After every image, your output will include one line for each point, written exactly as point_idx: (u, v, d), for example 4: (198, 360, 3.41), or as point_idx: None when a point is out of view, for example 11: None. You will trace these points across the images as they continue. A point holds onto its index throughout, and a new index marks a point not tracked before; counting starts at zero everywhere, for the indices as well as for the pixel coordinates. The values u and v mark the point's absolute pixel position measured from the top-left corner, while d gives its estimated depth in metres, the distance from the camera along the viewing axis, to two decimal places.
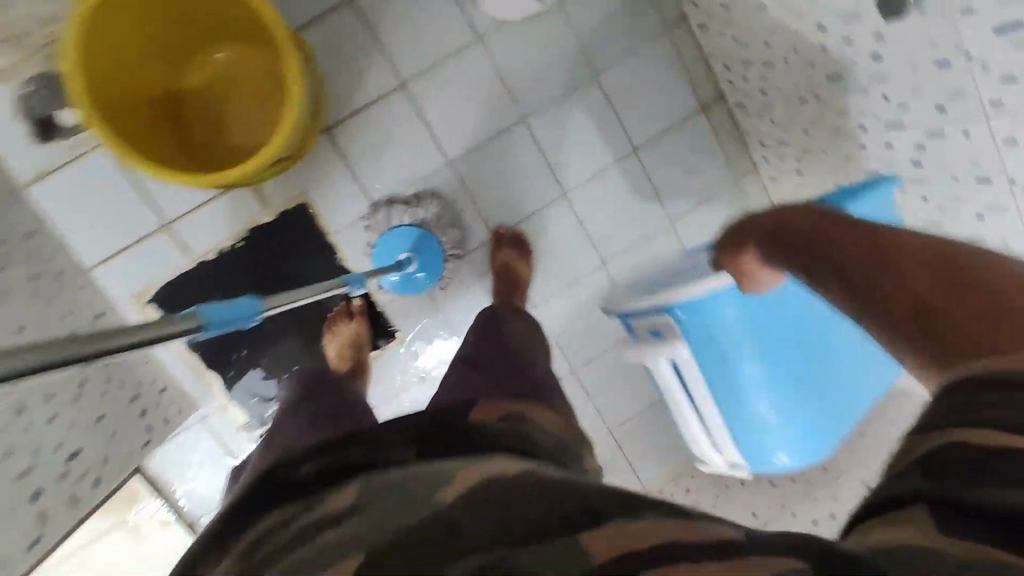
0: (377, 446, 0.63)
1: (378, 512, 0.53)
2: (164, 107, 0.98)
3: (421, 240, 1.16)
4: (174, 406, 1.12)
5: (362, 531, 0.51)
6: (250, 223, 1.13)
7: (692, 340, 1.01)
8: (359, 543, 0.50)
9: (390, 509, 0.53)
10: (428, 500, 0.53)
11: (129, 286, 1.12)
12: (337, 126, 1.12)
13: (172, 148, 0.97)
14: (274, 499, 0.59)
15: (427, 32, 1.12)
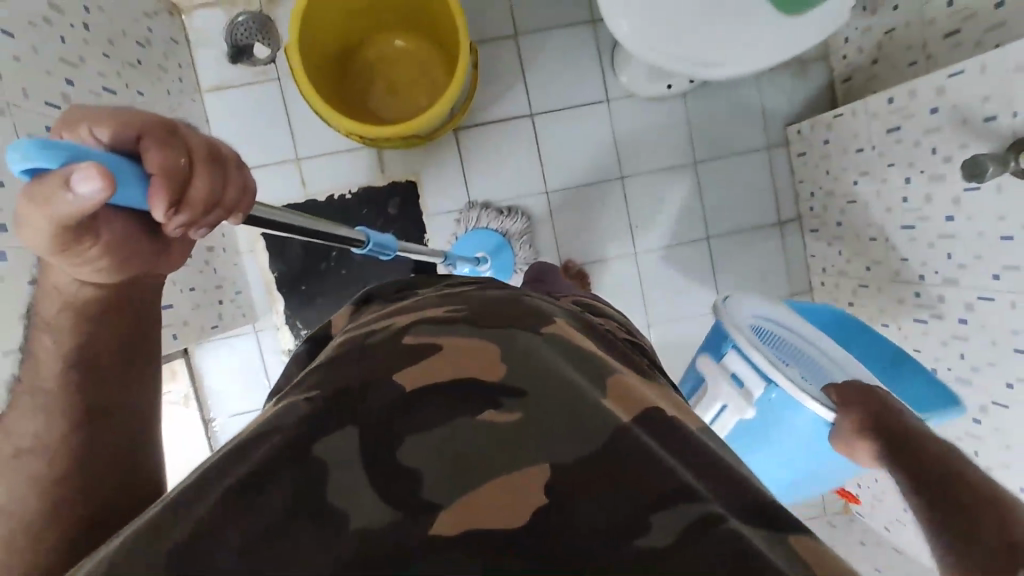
0: (512, 323, 0.53)
1: (555, 404, 0.42)
2: (346, 68, 1.19)
3: (499, 246, 1.28)
4: (241, 310, 1.24)
5: (548, 430, 0.40)
6: (364, 182, 1.28)
7: (757, 414, 0.90)
8: (555, 428, 0.40)
9: (572, 397, 0.43)
10: (600, 400, 0.43)
11: None
12: (464, 130, 1.29)
13: (340, 100, 1.17)
14: (419, 354, 0.47)
15: (565, 80, 1.29)
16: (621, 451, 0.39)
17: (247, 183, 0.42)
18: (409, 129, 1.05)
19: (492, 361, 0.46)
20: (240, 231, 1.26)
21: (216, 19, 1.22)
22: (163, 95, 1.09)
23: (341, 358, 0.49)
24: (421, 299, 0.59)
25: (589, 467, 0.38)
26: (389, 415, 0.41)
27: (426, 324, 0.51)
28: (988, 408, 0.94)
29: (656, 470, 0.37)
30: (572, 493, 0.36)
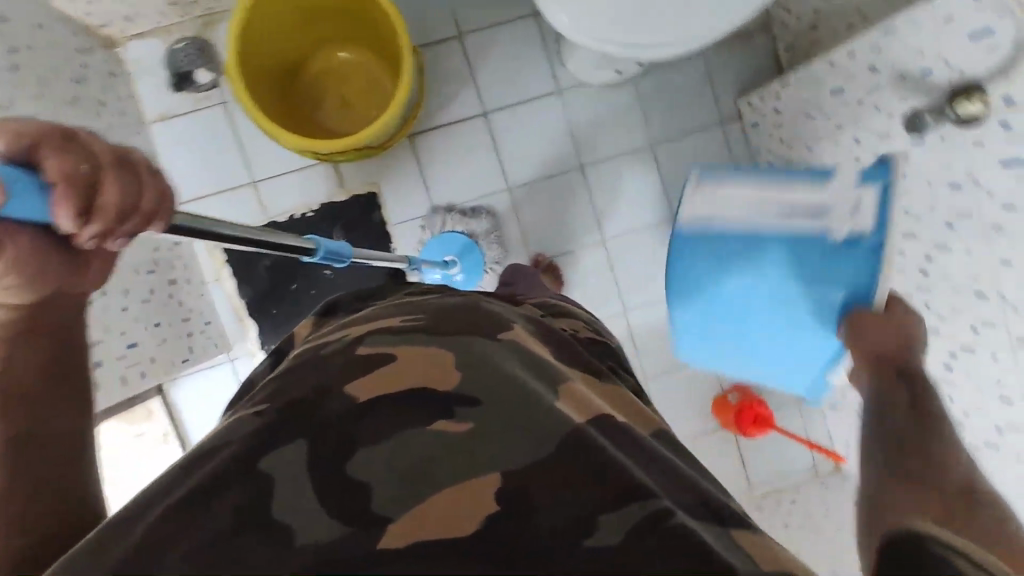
0: (469, 332, 0.54)
1: (506, 409, 0.44)
2: (293, 85, 1.17)
3: (467, 248, 1.26)
4: (213, 340, 1.22)
5: (505, 436, 0.42)
6: (324, 198, 1.27)
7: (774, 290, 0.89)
8: (510, 435, 0.42)
9: (525, 402, 0.45)
10: (551, 403, 0.46)
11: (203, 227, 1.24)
12: (420, 135, 1.28)
13: (288, 118, 1.15)
14: (376, 362, 0.49)
15: (515, 75, 1.29)
16: (576, 454, 0.41)
17: (163, 188, 0.42)
18: (362, 140, 1.04)
19: (449, 370, 0.48)
20: (202, 259, 1.24)
21: (154, 48, 1.19)
22: (106, 131, 1.07)
23: (299, 370, 0.51)
24: (382, 308, 0.61)
25: (550, 470, 0.40)
26: (347, 430, 0.42)
27: (384, 334, 0.53)
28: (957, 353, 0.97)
29: (609, 471, 0.40)
30: (534, 491, 0.39)
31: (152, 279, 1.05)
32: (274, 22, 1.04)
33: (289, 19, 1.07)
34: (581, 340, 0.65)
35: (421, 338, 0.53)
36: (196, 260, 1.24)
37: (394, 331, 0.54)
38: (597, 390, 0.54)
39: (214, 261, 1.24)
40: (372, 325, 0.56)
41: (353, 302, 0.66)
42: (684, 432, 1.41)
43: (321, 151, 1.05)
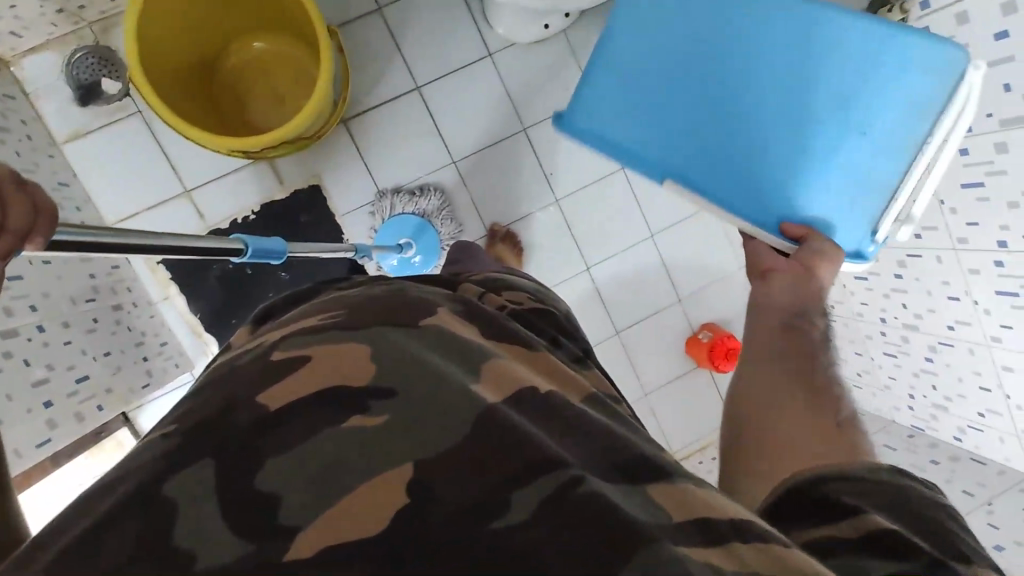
0: (387, 319, 0.48)
1: (420, 396, 0.39)
2: (206, 81, 1.10)
3: (420, 228, 1.25)
4: (173, 360, 1.19)
5: (416, 425, 0.37)
6: (264, 198, 1.22)
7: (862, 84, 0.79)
8: (426, 420, 0.37)
9: (440, 385, 0.40)
10: (470, 385, 0.41)
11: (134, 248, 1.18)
12: (353, 119, 1.23)
13: (207, 117, 1.09)
14: (281, 370, 0.42)
15: (444, 44, 1.24)
16: (488, 431, 0.36)
17: (38, 204, 0.42)
18: (289, 133, 0.99)
19: (361, 362, 0.42)
20: (146, 279, 1.19)
21: (50, 64, 1.11)
22: (14, 157, 0.99)
23: (200, 393, 0.44)
24: (296, 313, 0.54)
25: (452, 453, 0.35)
26: (245, 440, 0.36)
27: (292, 338, 0.46)
28: (906, 260, 1.01)
29: (525, 445, 0.35)
30: (435, 476, 0.33)
31: (94, 308, 1.00)
32: (172, 18, 0.97)
33: (190, 11, 0.99)
34: (522, 313, 0.60)
35: (333, 332, 0.46)
36: (140, 282, 1.18)
37: (305, 332, 0.47)
38: (532, 365, 0.48)
39: (158, 279, 1.19)
40: (279, 332, 0.49)
41: (271, 312, 0.59)
42: (661, 376, 1.44)
43: (250, 148, 1.00)
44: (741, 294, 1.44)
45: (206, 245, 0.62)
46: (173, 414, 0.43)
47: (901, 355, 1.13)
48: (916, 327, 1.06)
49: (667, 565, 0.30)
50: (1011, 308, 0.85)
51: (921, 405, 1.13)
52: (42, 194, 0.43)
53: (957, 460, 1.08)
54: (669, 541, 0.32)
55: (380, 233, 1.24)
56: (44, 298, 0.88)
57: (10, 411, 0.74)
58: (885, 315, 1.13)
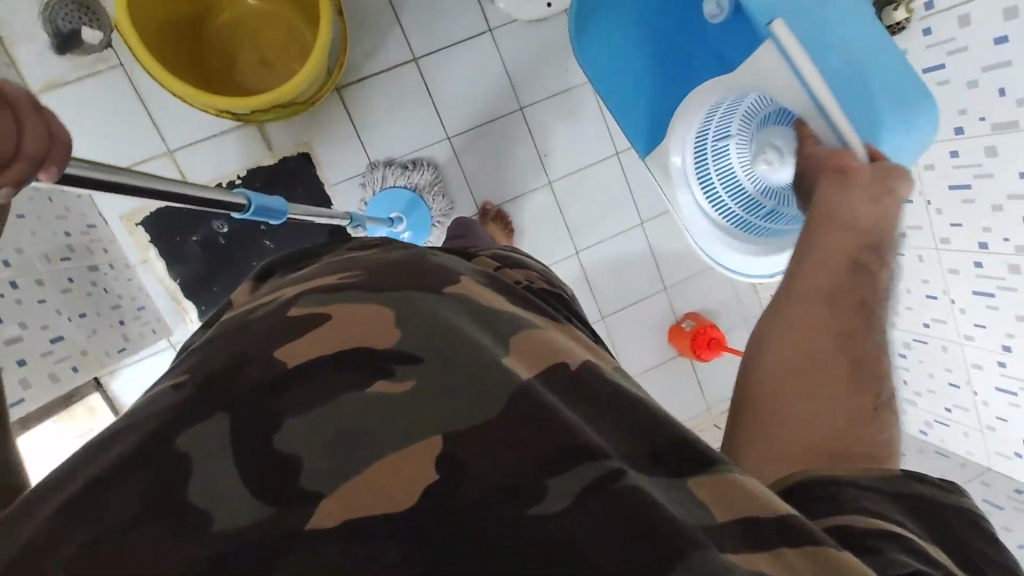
0: (409, 283, 0.48)
1: (447, 365, 0.38)
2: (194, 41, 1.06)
3: (413, 203, 1.23)
4: (151, 325, 1.15)
5: (441, 396, 0.36)
6: (251, 163, 1.18)
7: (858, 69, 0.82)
8: (454, 390, 0.37)
9: (468, 354, 0.39)
10: (500, 357, 0.40)
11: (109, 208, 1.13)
12: (347, 88, 1.20)
13: (195, 78, 1.05)
14: (301, 326, 0.42)
15: (444, 16, 1.22)
16: (517, 406, 0.36)
17: (53, 132, 0.41)
18: (283, 95, 0.96)
19: (385, 328, 0.41)
20: (124, 241, 1.14)
21: (24, 7, 1.05)
22: None
23: (218, 342, 0.43)
24: (307, 271, 0.53)
25: (478, 430, 0.34)
26: (265, 400, 0.36)
27: (310, 298, 0.45)
28: None
29: (553, 422, 0.35)
30: (466, 456, 0.33)
31: (69, 266, 0.96)
32: None
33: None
34: (537, 291, 0.60)
35: (358, 294, 0.46)
36: (118, 243, 1.14)
37: (327, 292, 0.46)
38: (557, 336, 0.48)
39: (137, 242, 1.15)
40: (294, 291, 0.48)
41: (276, 267, 0.58)
42: (643, 361, 1.46)
43: (239, 110, 0.96)
44: (725, 285, 1.47)
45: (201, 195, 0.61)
46: (188, 363, 0.42)
47: None
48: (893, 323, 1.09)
49: (713, 572, 0.29)
50: (987, 307, 0.89)
51: None
52: (58, 123, 0.42)
53: (921, 451, 1.13)
54: (715, 548, 0.31)
55: (373, 205, 1.22)
56: (17, 254, 0.85)
57: None
58: None
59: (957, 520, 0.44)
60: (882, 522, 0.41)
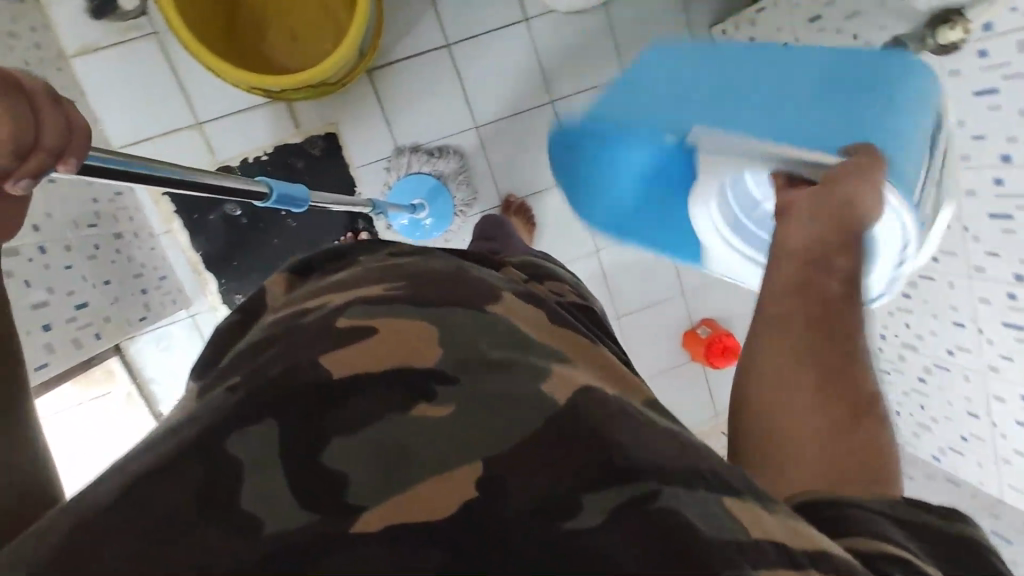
0: (453, 298, 0.49)
1: (492, 385, 0.39)
2: (230, 11, 1.06)
3: (436, 190, 1.22)
4: (172, 295, 1.17)
5: (484, 415, 0.37)
6: (278, 140, 1.18)
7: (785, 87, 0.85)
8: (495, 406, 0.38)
9: (511, 374, 0.40)
10: (538, 380, 0.40)
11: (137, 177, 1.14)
12: (377, 70, 1.19)
13: (230, 51, 1.04)
14: (349, 334, 0.43)
15: (479, 3, 1.19)
16: (558, 425, 0.37)
17: (73, 122, 0.39)
18: (315, 76, 0.95)
19: (429, 344, 0.42)
20: (149, 210, 1.15)
21: None
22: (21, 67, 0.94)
23: (268, 343, 0.45)
24: (343, 278, 0.54)
25: (518, 448, 0.35)
26: (313, 407, 0.37)
27: (355, 307, 0.46)
28: (916, 281, 1.01)
29: (590, 444, 0.36)
30: (506, 471, 0.34)
31: (96, 233, 0.97)
32: None
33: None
34: (567, 306, 0.59)
35: (401, 306, 0.47)
36: (143, 212, 1.15)
37: (370, 301, 0.47)
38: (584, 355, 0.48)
39: (161, 212, 1.16)
40: (338, 298, 0.49)
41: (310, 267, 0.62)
42: (655, 363, 1.45)
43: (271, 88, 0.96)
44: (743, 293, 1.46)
45: (218, 183, 0.60)
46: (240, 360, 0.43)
47: (894, 372, 1.15)
48: (915, 346, 1.07)
49: None
50: (1014, 339, 0.87)
51: (905, 420, 1.17)
52: (76, 112, 0.40)
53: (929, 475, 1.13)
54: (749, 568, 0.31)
55: (395, 188, 1.22)
56: (47, 219, 0.86)
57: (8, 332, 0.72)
58: (885, 331, 1.14)
59: (969, 553, 0.42)
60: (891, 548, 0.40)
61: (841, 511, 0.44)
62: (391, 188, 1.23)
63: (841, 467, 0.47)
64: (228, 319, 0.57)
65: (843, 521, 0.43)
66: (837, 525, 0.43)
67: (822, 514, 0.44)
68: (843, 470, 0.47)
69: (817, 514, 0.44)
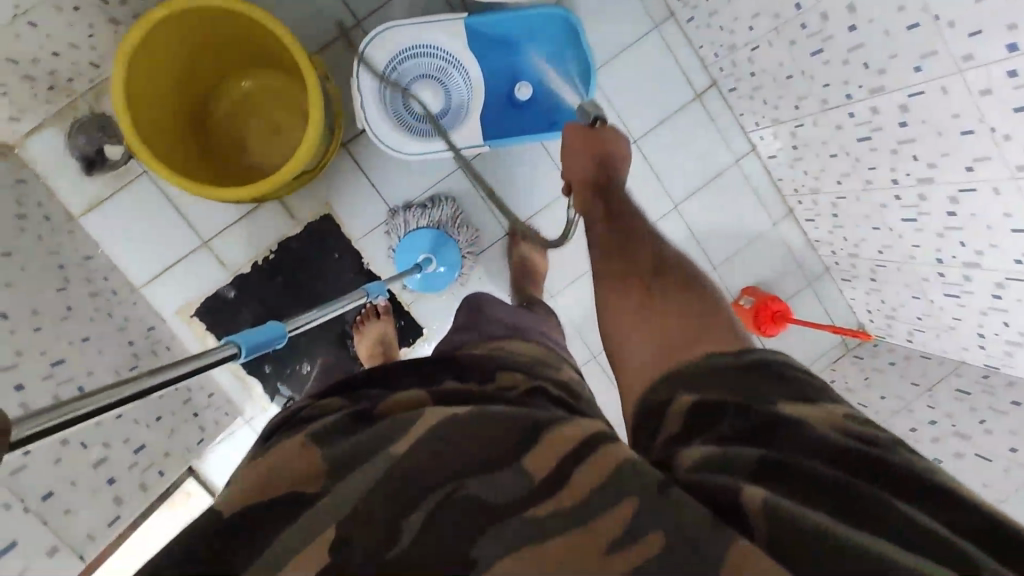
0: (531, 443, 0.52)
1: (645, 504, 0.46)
2: (220, 153, 1.08)
3: (438, 240, 1.22)
4: (222, 408, 1.18)
5: (690, 553, 0.42)
6: (280, 236, 1.22)
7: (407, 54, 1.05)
8: (645, 543, 0.44)
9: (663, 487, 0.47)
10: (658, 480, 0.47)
11: (164, 305, 1.20)
12: (353, 140, 1.20)
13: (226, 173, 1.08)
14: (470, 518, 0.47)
15: None
16: (698, 463, 0.51)
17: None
18: (272, 187, 0.95)
19: (614, 509, 0.46)
20: (183, 334, 1.21)
21: (51, 141, 1.12)
22: (36, 242, 1.01)
23: (319, 521, 0.48)
24: (373, 463, 0.52)
25: (747, 545, 0.42)
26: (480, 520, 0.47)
27: (429, 434, 0.53)
28: (958, 197, 0.91)
29: (790, 466, 0.48)
30: (687, 489, 0.48)
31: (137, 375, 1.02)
32: (163, 54, 0.92)
33: (198, 54, 0.98)
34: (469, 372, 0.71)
35: (501, 479, 0.50)
36: (179, 338, 1.21)
37: (474, 484, 0.50)
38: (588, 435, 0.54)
39: (195, 332, 1.21)
40: (376, 461, 0.52)
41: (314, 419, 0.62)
42: None
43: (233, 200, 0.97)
44: (779, 249, 1.38)
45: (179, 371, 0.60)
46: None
47: (964, 294, 1.03)
48: (978, 264, 0.96)
49: None
50: None
51: (995, 344, 1.03)
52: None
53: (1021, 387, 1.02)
54: None
55: (398, 248, 1.23)
56: (89, 375, 0.93)
57: (76, 496, 0.75)
58: (941, 255, 1.02)
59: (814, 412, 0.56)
60: (806, 377, 0.59)
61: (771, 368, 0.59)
62: (394, 246, 1.24)
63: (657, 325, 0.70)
64: (174, 545, 0.46)
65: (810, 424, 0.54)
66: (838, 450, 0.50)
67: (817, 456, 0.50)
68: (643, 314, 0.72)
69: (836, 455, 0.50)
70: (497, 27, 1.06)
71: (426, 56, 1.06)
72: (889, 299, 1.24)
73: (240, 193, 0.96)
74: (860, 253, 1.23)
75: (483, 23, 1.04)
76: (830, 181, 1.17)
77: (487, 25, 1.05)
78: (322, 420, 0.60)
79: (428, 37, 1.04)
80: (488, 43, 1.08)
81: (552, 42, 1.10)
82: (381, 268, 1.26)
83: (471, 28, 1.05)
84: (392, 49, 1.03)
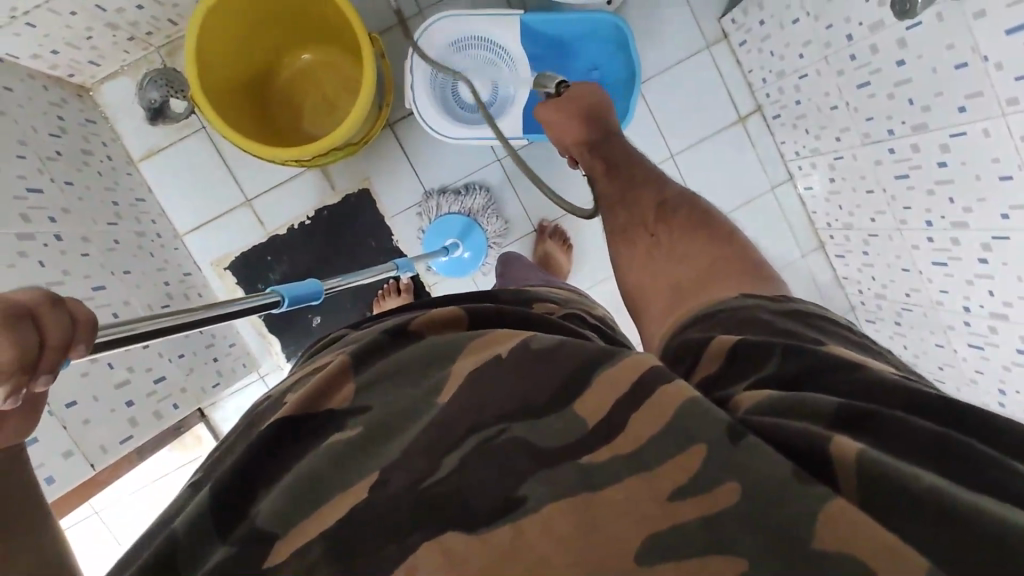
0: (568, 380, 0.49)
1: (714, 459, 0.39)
2: (278, 118, 1.15)
3: (466, 227, 1.26)
4: (241, 360, 1.23)
5: (765, 509, 0.36)
6: (318, 204, 1.27)
7: (453, 43, 1.09)
8: (714, 495, 0.38)
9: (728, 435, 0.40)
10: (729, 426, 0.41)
11: (202, 255, 1.26)
12: (399, 122, 1.25)
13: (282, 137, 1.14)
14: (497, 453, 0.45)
15: None
16: (757, 408, 0.46)
17: (75, 315, 0.42)
18: (319, 150, 1.00)
19: (675, 458, 0.40)
20: (216, 284, 1.27)
21: (124, 88, 1.20)
22: (96, 177, 1.08)
23: (359, 459, 0.47)
24: (415, 400, 0.51)
25: (843, 500, 0.36)
26: (523, 467, 0.44)
27: (474, 373, 0.51)
28: (991, 243, 0.90)
29: (872, 413, 0.43)
30: (757, 432, 0.42)
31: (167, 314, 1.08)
32: (235, 17, 0.98)
33: (265, 22, 1.05)
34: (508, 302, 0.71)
35: (550, 426, 0.46)
36: (212, 286, 1.27)
37: (521, 426, 0.47)
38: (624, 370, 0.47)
39: (226, 285, 1.27)
40: (422, 386, 0.52)
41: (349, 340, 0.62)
42: None
43: (278, 160, 1.02)
44: (804, 281, 1.37)
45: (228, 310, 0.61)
46: (293, 498, 0.45)
47: (988, 347, 1.01)
48: (1005, 317, 0.94)
49: None
50: None
51: (1015, 400, 1.01)
52: (75, 303, 0.43)
53: None
54: None
55: (428, 230, 1.27)
56: (124, 305, 0.99)
57: (95, 409, 0.81)
58: (968, 304, 1.00)
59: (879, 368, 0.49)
60: (847, 333, 0.58)
61: (789, 311, 0.60)
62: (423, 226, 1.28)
63: (670, 270, 0.76)
64: (227, 471, 0.47)
65: (880, 371, 0.48)
66: (920, 399, 0.44)
67: (900, 404, 0.44)
68: (654, 259, 0.79)
69: (921, 405, 0.44)
70: (556, 30, 1.10)
71: (471, 45, 1.10)
72: (910, 344, 1.22)
73: (289, 152, 1.01)
74: (886, 294, 1.22)
75: (542, 24, 1.08)
76: (863, 216, 1.16)
77: (546, 27, 1.09)
78: (365, 339, 0.59)
79: (479, 28, 1.08)
80: (545, 44, 1.12)
81: (603, 47, 1.13)
82: (409, 247, 1.30)
83: (531, 28, 1.09)
84: (439, 41, 1.07)
